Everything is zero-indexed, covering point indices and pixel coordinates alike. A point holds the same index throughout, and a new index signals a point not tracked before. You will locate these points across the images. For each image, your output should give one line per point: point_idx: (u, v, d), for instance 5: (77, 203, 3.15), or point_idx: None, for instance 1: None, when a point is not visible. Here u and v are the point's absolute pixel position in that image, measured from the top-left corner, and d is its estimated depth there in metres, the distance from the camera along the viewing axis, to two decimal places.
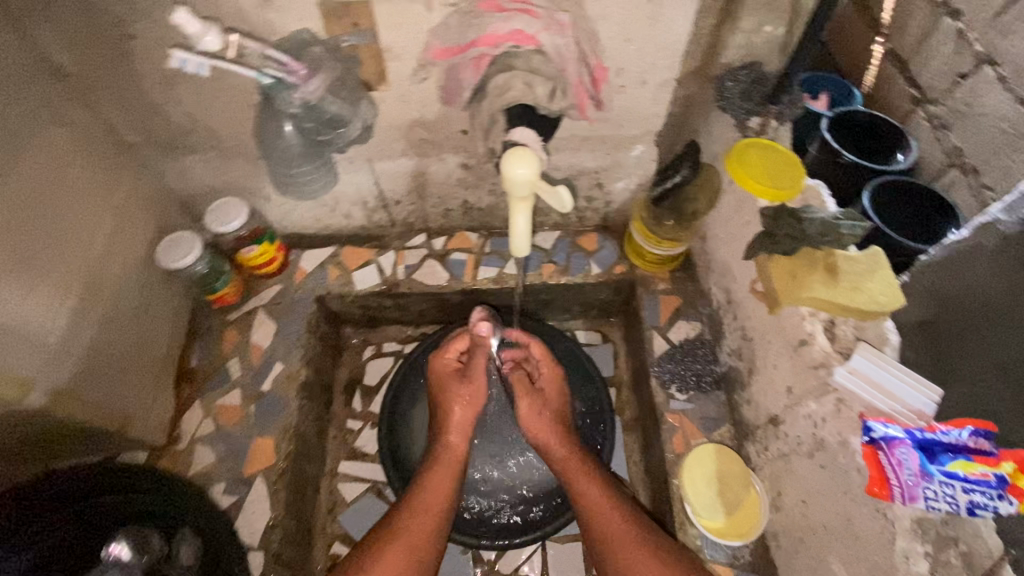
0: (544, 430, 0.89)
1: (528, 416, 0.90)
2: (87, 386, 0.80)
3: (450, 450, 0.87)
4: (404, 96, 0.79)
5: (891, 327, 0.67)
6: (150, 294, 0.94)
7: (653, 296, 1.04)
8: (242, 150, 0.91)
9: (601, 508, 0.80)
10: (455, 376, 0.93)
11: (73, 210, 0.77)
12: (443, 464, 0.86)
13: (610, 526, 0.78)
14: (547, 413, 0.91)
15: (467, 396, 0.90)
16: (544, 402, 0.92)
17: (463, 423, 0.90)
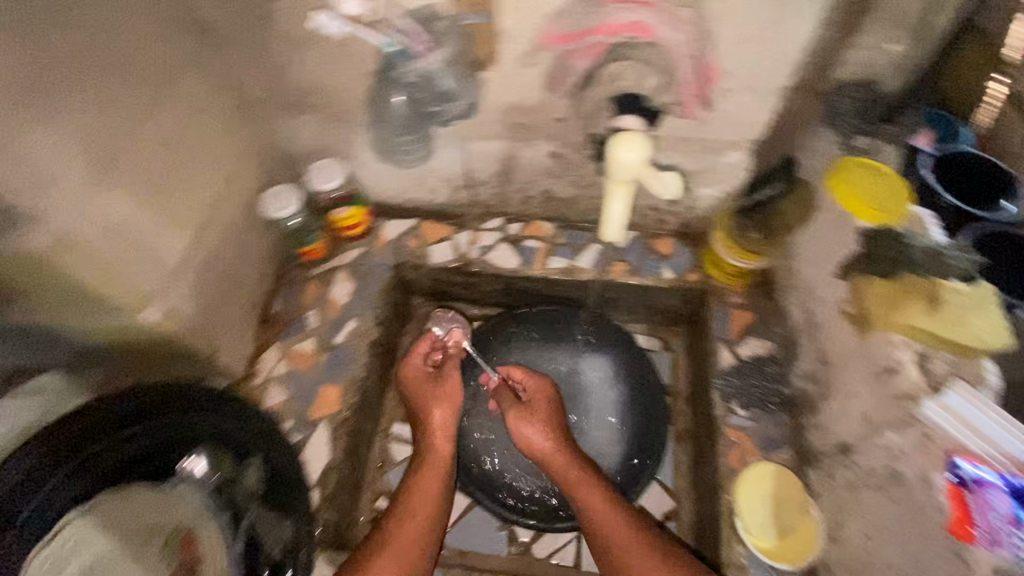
0: (534, 436, 0.88)
1: (515, 424, 0.90)
2: (189, 312, 0.88)
3: (434, 456, 0.90)
4: (511, 80, 0.82)
5: (992, 368, 0.62)
6: (250, 239, 1.01)
7: (725, 308, 1.02)
8: (349, 115, 0.97)
9: (603, 518, 0.79)
10: (426, 382, 0.95)
11: (199, 151, 0.85)
12: (431, 469, 0.88)
13: (616, 535, 0.78)
14: (537, 417, 0.90)
15: (444, 399, 0.93)
16: (530, 407, 0.92)
17: (444, 426, 0.91)
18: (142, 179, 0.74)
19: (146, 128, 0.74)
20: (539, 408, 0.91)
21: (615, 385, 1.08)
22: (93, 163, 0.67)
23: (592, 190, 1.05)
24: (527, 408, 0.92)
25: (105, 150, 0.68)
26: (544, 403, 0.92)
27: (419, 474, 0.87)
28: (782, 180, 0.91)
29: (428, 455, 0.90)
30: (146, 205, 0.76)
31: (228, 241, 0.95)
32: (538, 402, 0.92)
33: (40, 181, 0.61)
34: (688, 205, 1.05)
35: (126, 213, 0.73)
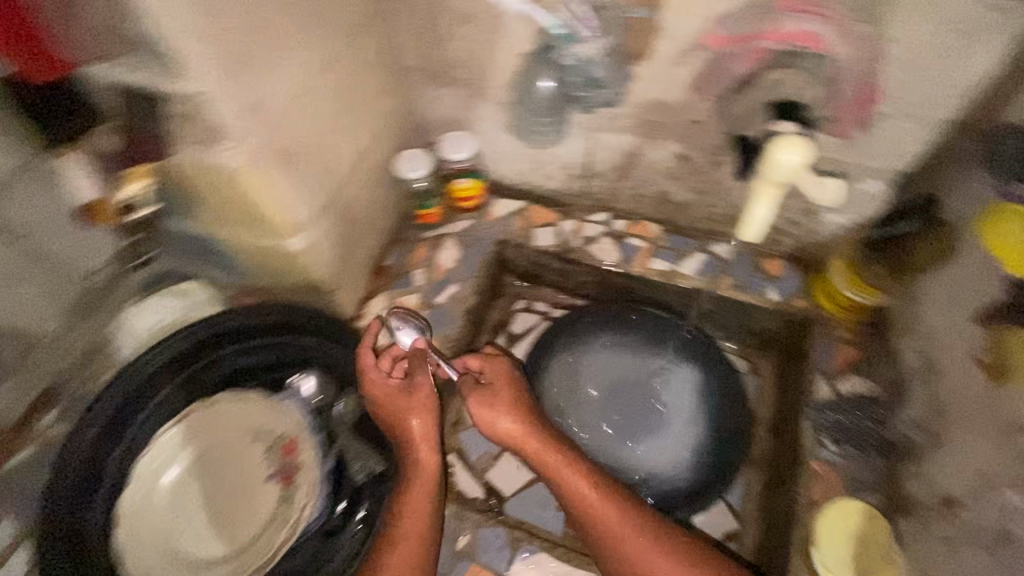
0: (515, 430, 0.90)
1: (490, 421, 0.91)
2: (329, 248, 0.97)
3: (422, 469, 0.87)
4: (658, 77, 0.84)
5: None
6: (380, 193, 1.10)
7: (830, 340, 0.99)
8: (490, 93, 1.02)
9: (599, 510, 0.82)
10: (399, 396, 0.91)
11: (361, 106, 0.94)
12: (417, 482, 0.86)
13: (616, 525, 0.81)
14: (512, 411, 0.91)
15: (420, 409, 0.90)
16: (500, 400, 0.92)
17: (425, 435, 0.89)
18: (316, 120, 0.83)
19: (328, 75, 0.83)
20: (506, 398, 0.92)
21: (697, 394, 1.06)
22: (286, 98, 0.76)
23: (711, 198, 1.05)
24: (496, 403, 0.92)
25: (298, 88, 0.77)
26: (512, 394, 0.93)
27: (410, 487, 0.85)
28: (919, 216, 0.84)
29: (415, 472, 0.87)
30: (317, 144, 0.85)
31: (365, 191, 1.03)
32: (504, 395, 0.93)
33: (252, 104, 0.70)
34: (808, 228, 1.03)
35: (302, 146, 0.82)
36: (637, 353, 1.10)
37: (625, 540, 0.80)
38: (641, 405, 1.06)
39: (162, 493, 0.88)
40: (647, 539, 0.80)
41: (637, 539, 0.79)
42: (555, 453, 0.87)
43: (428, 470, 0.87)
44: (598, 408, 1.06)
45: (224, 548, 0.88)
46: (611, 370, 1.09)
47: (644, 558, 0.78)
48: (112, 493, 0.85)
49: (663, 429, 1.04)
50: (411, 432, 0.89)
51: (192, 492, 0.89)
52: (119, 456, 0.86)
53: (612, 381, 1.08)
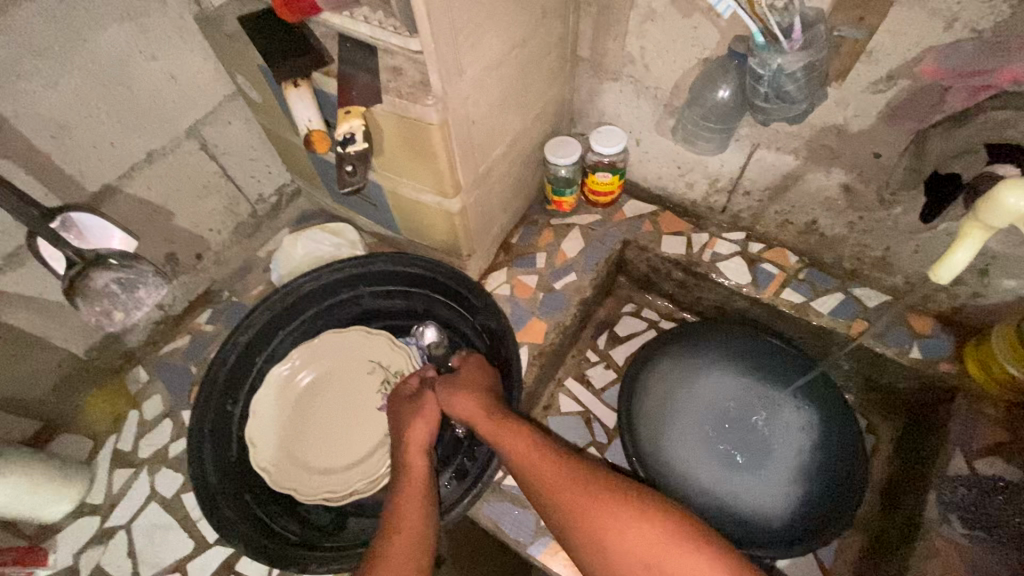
0: (464, 406, 0.85)
1: (449, 402, 0.87)
2: (475, 216, 1.03)
3: (411, 472, 0.82)
4: (844, 101, 0.82)
5: None
6: (525, 173, 1.15)
7: (975, 414, 0.91)
8: (655, 92, 1.03)
9: (563, 487, 0.74)
10: (408, 401, 0.90)
11: (534, 87, 0.98)
12: (406, 486, 0.80)
13: (561, 484, 0.74)
14: (467, 389, 0.86)
15: (420, 417, 0.86)
16: (460, 383, 0.88)
17: (417, 440, 0.84)
18: (496, 92, 0.87)
19: (516, 53, 0.87)
20: (467, 380, 0.88)
21: (814, 437, 1.01)
22: (481, 67, 0.80)
23: (866, 237, 0.99)
24: (454, 385, 0.87)
25: (491, 59, 0.82)
26: (473, 375, 0.89)
27: (402, 490, 0.80)
28: None
29: (403, 476, 0.82)
30: (490, 115, 0.89)
31: (515, 168, 1.08)
32: (465, 378, 0.89)
33: (454, 66, 0.75)
34: (974, 291, 0.94)
35: (480, 114, 0.86)
36: (752, 382, 1.07)
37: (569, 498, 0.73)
38: (748, 435, 1.03)
39: (295, 393, 0.97)
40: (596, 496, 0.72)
41: (585, 499, 0.72)
42: (496, 418, 0.82)
43: (417, 475, 0.81)
44: (702, 429, 1.04)
45: (333, 461, 0.95)
46: (721, 394, 1.07)
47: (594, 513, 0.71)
48: (254, 384, 0.97)
49: (769, 463, 1.00)
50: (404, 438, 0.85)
51: (316, 403, 0.98)
52: (266, 355, 0.99)
53: (719, 406, 1.06)
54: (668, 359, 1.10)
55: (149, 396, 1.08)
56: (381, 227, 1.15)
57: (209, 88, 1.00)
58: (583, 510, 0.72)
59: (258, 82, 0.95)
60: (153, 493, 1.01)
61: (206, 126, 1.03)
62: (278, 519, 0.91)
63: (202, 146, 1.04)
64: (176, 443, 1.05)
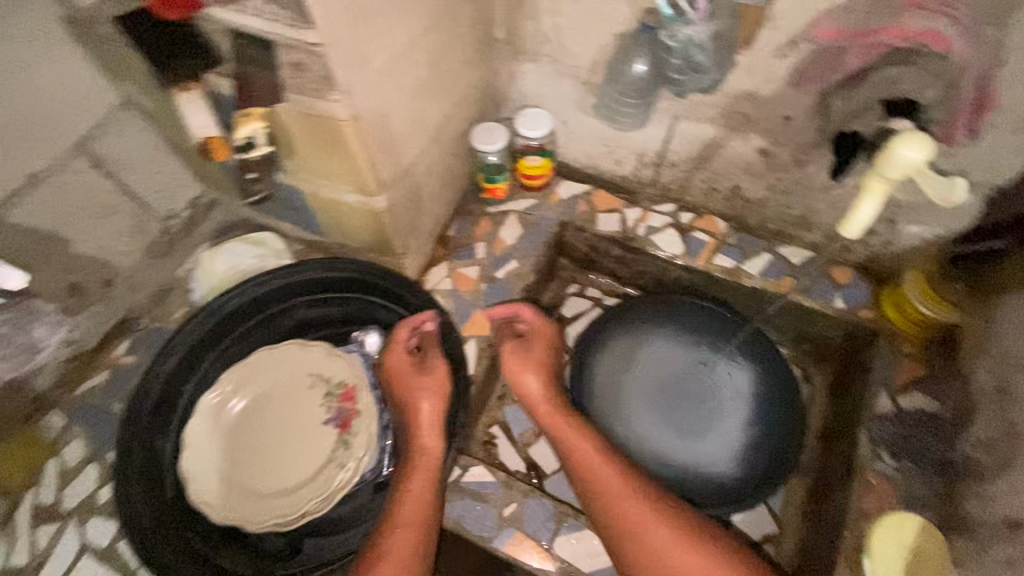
0: (532, 385, 0.99)
1: (515, 374, 1.00)
2: (403, 213, 0.99)
3: (428, 449, 0.87)
4: (753, 68, 0.84)
5: None
6: (454, 163, 1.12)
7: (894, 354, 0.97)
8: (575, 71, 1.02)
9: (623, 498, 0.85)
10: (412, 374, 0.91)
11: (451, 73, 0.95)
12: (421, 466, 0.86)
13: (622, 494, 0.85)
14: (537, 369, 1.00)
15: (433, 394, 0.89)
16: (534, 363, 1.01)
17: (431, 418, 0.88)
18: (410, 81, 0.84)
19: (426, 38, 0.83)
20: (538, 360, 1.01)
21: (757, 395, 1.05)
22: (391, 57, 0.77)
23: (786, 197, 1.04)
24: (528, 363, 1.00)
25: (400, 46, 0.78)
26: (541, 355, 1.02)
27: (415, 471, 0.85)
28: (1000, 243, 0.85)
29: (419, 454, 0.87)
30: (406, 106, 0.86)
31: (442, 158, 1.05)
32: (535, 355, 1.02)
33: (356, 56, 0.71)
34: (884, 239, 1.01)
35: (395, 105, 0.82)
36: (699, 345, 1.09)
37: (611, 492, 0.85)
38: (697, 398, 1.05)
39: (227, 421, 0.91)
40: (636, 500, 0.84)
41: (641, 513, 0.83)
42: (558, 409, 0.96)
43: (431, 454, 0.87)
44: (653, 396, 1.06)
45: (278, 484, 0.90)
46: (671, 360, 1.08)
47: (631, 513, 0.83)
48: (184, 416, 0.91)
49: (717, 425, 1.04)
50: (418, 412, 0.88)
51: (256, 427, 0.92)
52: (195, 383, 0.93)
53: (669, 371, 1.08)
54: (612, 336, 1.13)
55: (66, 443, 0.99)
56: (307, 233, 1.10)
57: (92, 97, 0.90)
58: (638, 525, 0.83)
59: (148, 87, 0.87)
60: (85, 546, 0.93)
61: (95, 143, 0.94)
62: (224, 553, 0.88)
63: (94, 162, 0.95)
64: (107, 487, 0.97)
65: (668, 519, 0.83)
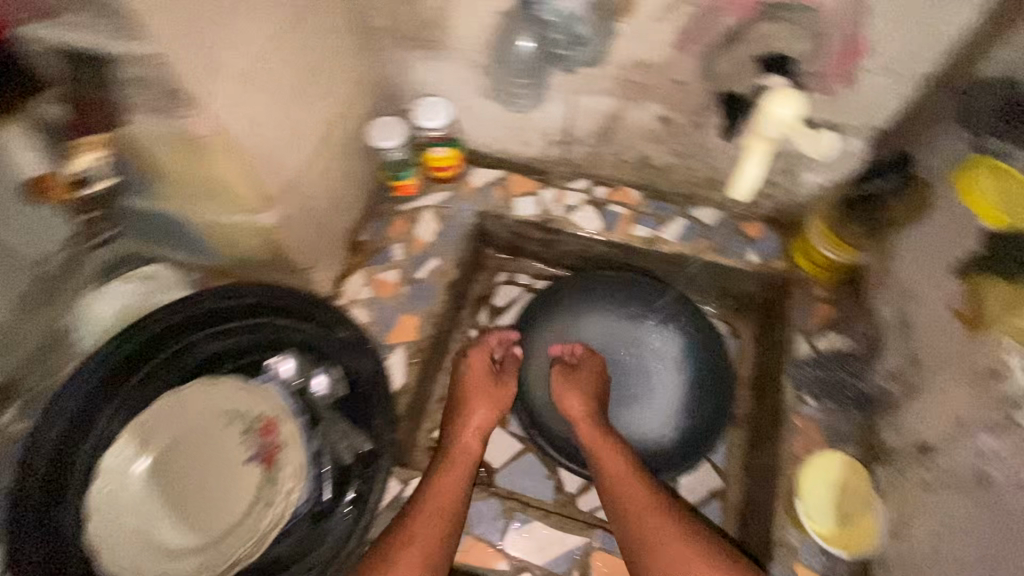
0: (574, 404, 0.97)
1: (559, 395, 0.99)
2: (301, 226, 0.92)
3: (466, 447, 0.92)
4: (638, 34, 0.83)
5: None
6: (354, 164, 1.05)
7: (807, 299, 1.01)
8: (465, 55, 0.98)
9: (640, 508, 0.84)
10: (481, 382, 0.99)
11: (331, 70, 0.89)
12: (455, 462, 0.90)
13: (641, 504, 0.84)
14: (581, 391, 0.98)
15: (490, 401, 0.98)
16: (578, 382, 0.99)
17: (479, 422, 0.96)
18: (282, 85, 0.77)
19: (293, 36, 0.77)
20: (582, 382, 0.99)
21: (684, 357, 1.08)
22: (252, 61, 0.70)
23: (691, 161, 1.05)
24: (571, 383, 0.99)
25: (263, 47, 0.71)
26: (588, 378, 1.00)
27: (447, 467, 0.89)
28: (898, 175, 0.86)
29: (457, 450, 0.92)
30: (283, 111, 0.79)
31: (339, 162, 0.99)
32: (582, 376, 1.00)
33: (212, 63, 0.64)
34: (787, 190, 1.04)
35: (268, 113, 0.76)
36: (627, 318, 1.11)
37: (639, 507, 0.84)
38: (631, 371, 1.09)
39: (133, 484, 0.84)
40: (651, 509, 0.84)
41: (658, 522, 0.82)
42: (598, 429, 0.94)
43: (467, 455, 0.92)
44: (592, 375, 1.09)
45: (203, 536, 0.84)
46: (605, 339, 1.10)
47: (657, 532, 0.81)
48: (84, 483, 0.82)
49: (651, 394, 1.07)
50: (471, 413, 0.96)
51: (173, 478, 0.85)
52: (93, 445, 0.83)
53: (605, 348, 1.10)
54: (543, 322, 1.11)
55: None
56: (201, 259, 1.01)
57: None
58: (656, 535, 0.81)
59: None
60: None
61: None
62: None
63: None
64: None
65: (681, 529, 0.81)
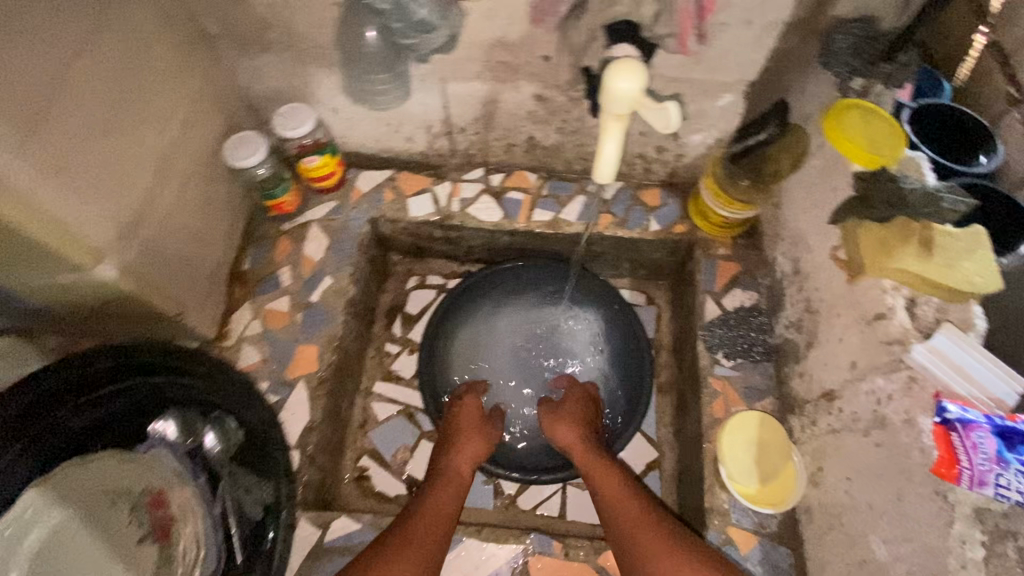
0: (563, 434, 0.91)
1: (548, 429, 0.93)
2: (155, 270, 0.81)
3: (451, 478, 0.85)
4: (491, 12, 0.78)
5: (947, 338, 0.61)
6: (215, 189, 0.95)
7: (711, 260, 1.00)
8: (316, 54, 0.90)
9: (645, 525, 0.75)
10: (468, 421, 0.93)
11: (156, 90, 0.78)
12: (443, 489, 0.83)
13: (646, 521, 0.76)
14: (570, 421, 0.92)
15: (479, 434, 0.91)
16: (565, 414, 0.94)
17: (467, 457, 0.89)
18: (89, 115, 0.67)
19: (92, 59, 0.67)
20: (573, 411, 0.94)
21: (606, 337, 1.06)
22: (37, 94, 0.59)
23: (577, 137, 1.02)
24: (556, 416, 0.94)
25: (48, 77, 0.60)
26: (577, 408, 0.95)
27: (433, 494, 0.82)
28: (776, 123, 0.91)
29: (443, 482, 0.84)
30: (96, 147, 0.68)
31: (192, 190, 0.88)
32: (568, 406, 0.95)
33: None
34: (676, 153, 1.03)
35: (72, 152, 0.65)
36: (544, 306, 1.08)
37: (636, 523, 0.76)
38: (554, 361, 1.05)
39: None
40: (655, 526, 0.75)
41: (664, 540, 0.73)
42: (591, 453, 0.88)
43: (453, 485, 0.84)
44: (518, 372, 1.05)
45: None
46: (525, 331, 1.07)
47: (655, 546, 0.72)
48: None
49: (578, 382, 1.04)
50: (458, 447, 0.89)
51: None
52: None
53: (528, 342, 1.06)
54: (458, 321, 1.07)
55: None
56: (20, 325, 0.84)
57: None
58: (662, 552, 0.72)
59: None
60: None
61: None
62: None
63: None
64: None
65: (689, 549, 0.72)
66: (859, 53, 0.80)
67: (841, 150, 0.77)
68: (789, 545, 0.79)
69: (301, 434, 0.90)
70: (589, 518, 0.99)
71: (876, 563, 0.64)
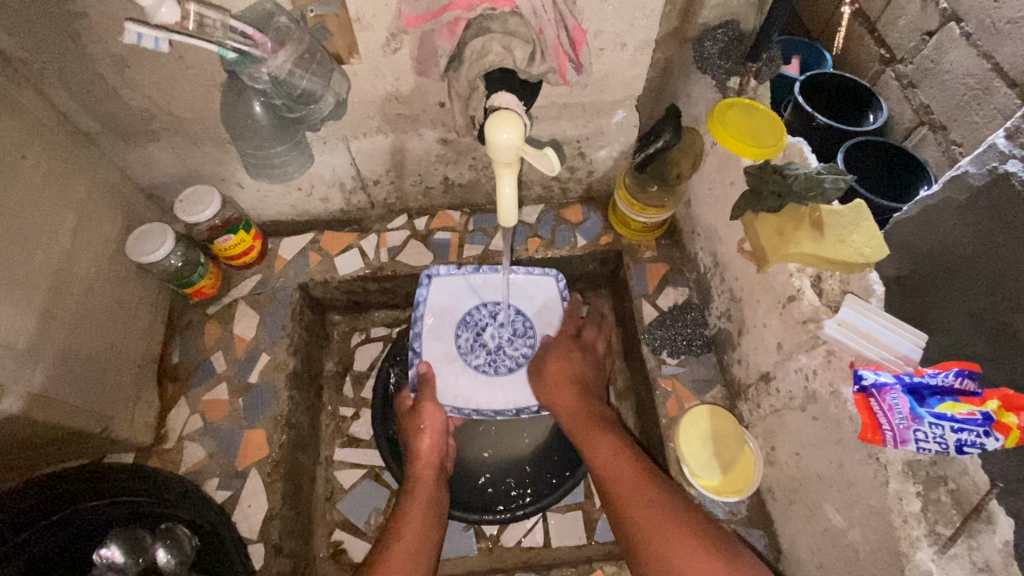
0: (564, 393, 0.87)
1: (548, 388, 0.88)
2: (67, 391, 0.76)
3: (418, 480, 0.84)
4: (378, 70, 0.81)
5: (849, 313, 0.65)
6: (125, 288, 0.90)
7: (640, 264, 1.04)
8: (209, 135, 0.89)
9: (633, 485, 0.74)
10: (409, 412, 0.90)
11: (39, 205, 0.75)
12: (416, 495, 0.82)
13: (637, 482, 0.74)
14: (569, 377, 0.88)
15: (427, 430, 0.87)
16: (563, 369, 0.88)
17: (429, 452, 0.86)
18: None
19: None
20: (573, 370, 0.89)
21: (559, 298, 0.98)
22: None
23: (489, 170, 1.04)
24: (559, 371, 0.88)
25: None
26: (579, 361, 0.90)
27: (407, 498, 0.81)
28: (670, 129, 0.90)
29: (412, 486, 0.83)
30: None
31: (95, 297, 0.84)
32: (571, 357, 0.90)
33: None
34: (587, 169, 1.06)
35: None
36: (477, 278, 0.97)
37: (632, 486, 0.74)
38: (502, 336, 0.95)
39: None
40: (648, 484, 0.74)
41: (651, 502, 0.71)
42: (590, 420, 0.84)
43: (423, 488, 0.83)
44: (445, 348, 0.94)
45: None
46: (457, 306, 0.97)
47: (650, 514, 0.70)
48: None
49: (532, 347, 0.95)
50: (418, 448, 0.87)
51: None
52: None
53: (458, 318, 0.96)
54: None
55: None
56: None
57: None
58: (647, 518, 0.70)
59: None
60: None
61: None
62: None
63: None
64: None
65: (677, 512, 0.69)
66: (731, 54, 0.87)
67: (724, 146, 0.83)
68: (763, 528, 0.82)
69: (262, 525, 0.85)
70: (573, 540, 0.98)
71: (835, 530, 0.68)
